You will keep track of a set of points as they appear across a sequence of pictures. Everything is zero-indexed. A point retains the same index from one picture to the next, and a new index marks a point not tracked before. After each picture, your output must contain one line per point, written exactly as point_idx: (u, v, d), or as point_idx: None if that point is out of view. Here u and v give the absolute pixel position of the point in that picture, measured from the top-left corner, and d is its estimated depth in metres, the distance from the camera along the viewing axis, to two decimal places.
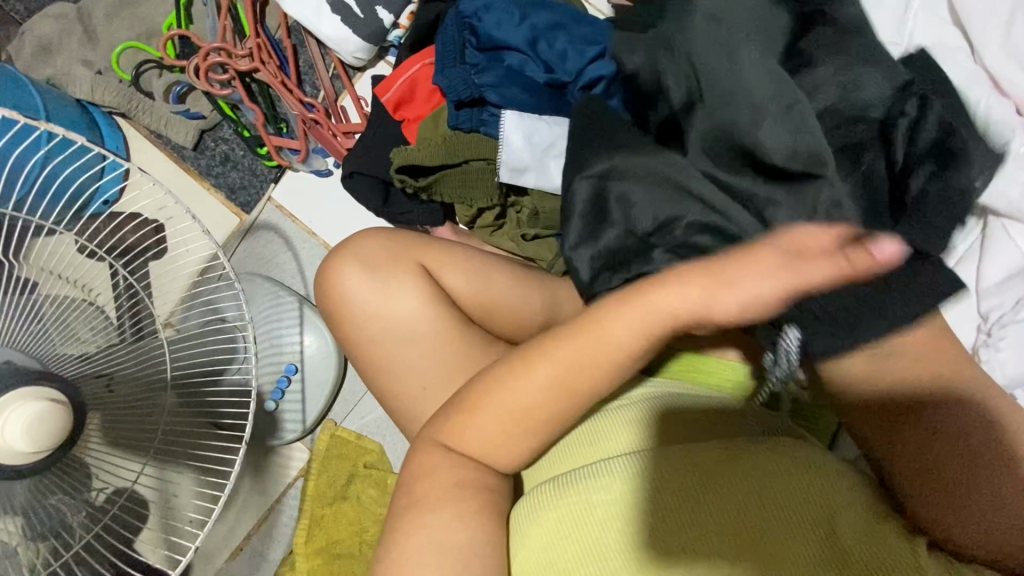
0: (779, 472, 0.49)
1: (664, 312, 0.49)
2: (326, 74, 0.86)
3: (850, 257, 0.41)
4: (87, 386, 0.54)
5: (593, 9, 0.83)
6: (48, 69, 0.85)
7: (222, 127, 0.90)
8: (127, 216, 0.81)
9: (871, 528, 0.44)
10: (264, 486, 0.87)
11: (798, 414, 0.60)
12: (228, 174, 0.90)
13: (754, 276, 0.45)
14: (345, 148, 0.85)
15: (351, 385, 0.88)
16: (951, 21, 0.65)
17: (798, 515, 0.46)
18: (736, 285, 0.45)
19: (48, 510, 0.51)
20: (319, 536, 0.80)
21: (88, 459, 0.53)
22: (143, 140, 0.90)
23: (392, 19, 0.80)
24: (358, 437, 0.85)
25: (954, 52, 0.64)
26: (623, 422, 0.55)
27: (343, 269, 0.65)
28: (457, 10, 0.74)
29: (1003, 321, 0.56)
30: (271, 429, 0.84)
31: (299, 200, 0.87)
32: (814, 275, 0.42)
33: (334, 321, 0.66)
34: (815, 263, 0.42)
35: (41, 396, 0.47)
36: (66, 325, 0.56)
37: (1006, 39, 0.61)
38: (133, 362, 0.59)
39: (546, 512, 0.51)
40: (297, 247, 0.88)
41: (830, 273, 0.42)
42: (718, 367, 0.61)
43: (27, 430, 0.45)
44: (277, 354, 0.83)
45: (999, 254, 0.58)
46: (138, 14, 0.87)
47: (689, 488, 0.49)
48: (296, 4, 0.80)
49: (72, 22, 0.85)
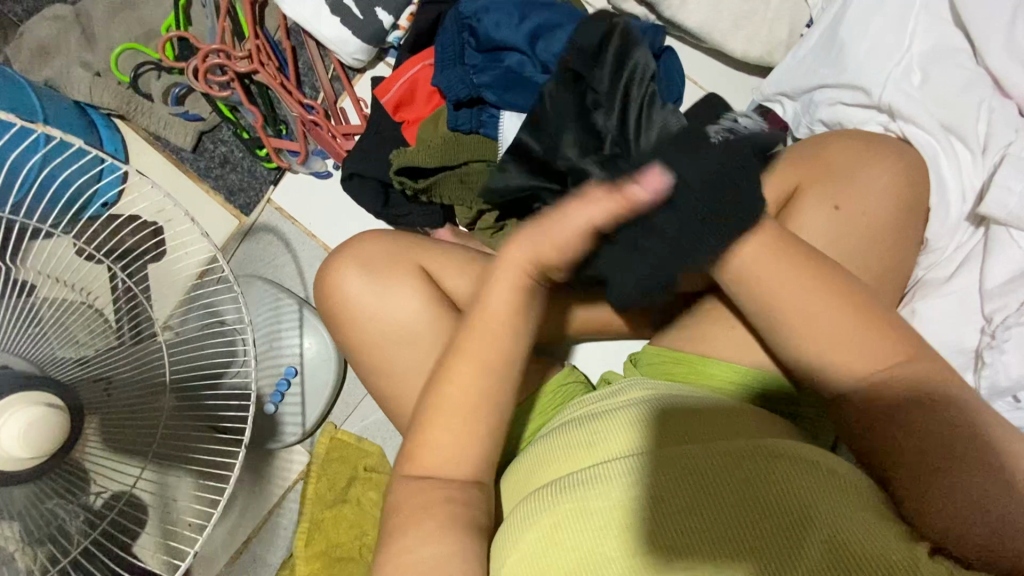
0: (784, 473, 0.47)
1: (499, 311, 0.54)
2: (326, 75, 0.86)
3: (626, 193, 0.47)
4: (85, 390, 0.54)
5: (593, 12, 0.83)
6: (47, 71, 0.85)
7: (222, 129, 0.90)
8: (127, 219, 0.81)
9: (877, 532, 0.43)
10: (265, 488, 0.86)
11: (804, 418, 0.60)
12: (227, 176, 0.90)
13: (582, 211, 0.49)
14: (345, 150, 0.84)
15: (351, 387, 0.87)
16: (953, 21, 0.65)
17: (803, 517, 0.45)
18: (567, 220, 0.50)
19: (47, 515, 0.51)
20: (319, 540, 0.80)
21: (87, 463, 0.53)
22: (142, 141, 0.89)
23: (392, 19, 0.80)
24: (357, 440, 0.84)
25: (955, 53, 0.64)
26: (623, 424, 0.55)
27: (343, 271, 0.64)
28: (456, 11, 0.74)
29: (1008, 323, 0.55)
30: (270, 433, 0.84)
31: (299, 202, 0.87)
32: (596, 212, 0.49)
33: (334, 325, 0.66)
34: (592, 205, 0.49)
35: (39, 401, 0.46)
36: (64, 328, 0.55)
37: (1007, 41, 0.61)
38: (130, 367, 0.59)
39: (541, 520, 0.50)
40: (296, 249, 0.87)
41: (609, 206, 0.48)
42: (720, 369, 0.61)
43: (21, 439, 0.44)
44: (276, 356, 0.83)
45: (1004, 255, 0.58)
46: (137, 15, 0.87)
47: (691, 492, 0.48)
48: (295, 6, 0.80)
49: (70, 24, 0.85)
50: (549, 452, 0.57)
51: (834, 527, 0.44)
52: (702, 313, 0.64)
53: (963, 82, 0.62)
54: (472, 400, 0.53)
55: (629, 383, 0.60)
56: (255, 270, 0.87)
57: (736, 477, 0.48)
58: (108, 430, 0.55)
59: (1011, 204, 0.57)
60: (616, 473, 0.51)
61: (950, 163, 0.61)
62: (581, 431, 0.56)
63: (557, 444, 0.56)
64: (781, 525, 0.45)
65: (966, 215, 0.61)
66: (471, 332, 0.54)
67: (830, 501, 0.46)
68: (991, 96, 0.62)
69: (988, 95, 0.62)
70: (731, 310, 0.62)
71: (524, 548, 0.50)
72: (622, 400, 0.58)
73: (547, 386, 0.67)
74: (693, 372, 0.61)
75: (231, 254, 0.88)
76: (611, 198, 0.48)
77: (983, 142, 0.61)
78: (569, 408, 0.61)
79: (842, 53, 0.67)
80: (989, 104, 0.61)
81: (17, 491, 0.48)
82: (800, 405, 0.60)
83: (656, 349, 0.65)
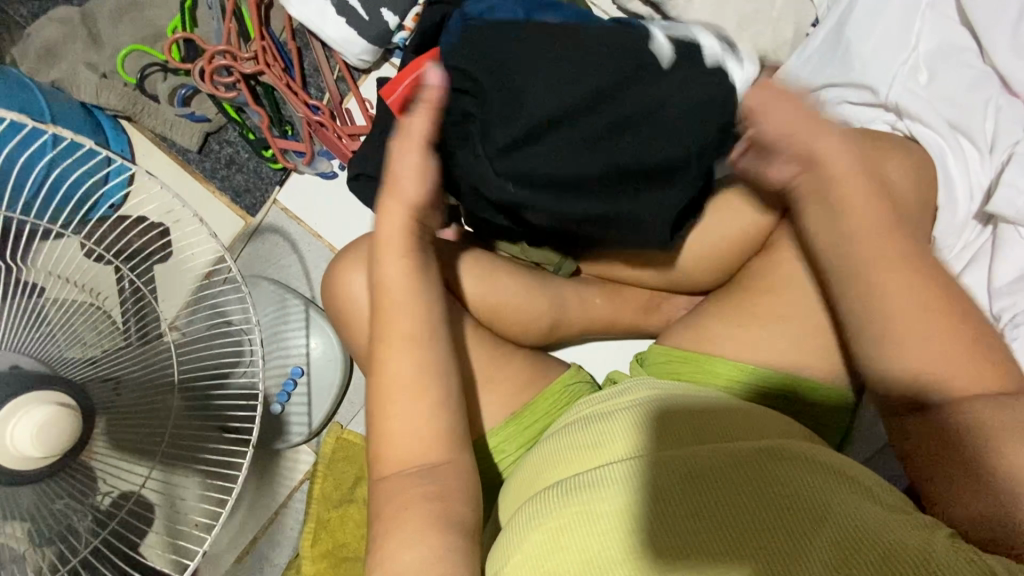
0: (793, 474, 0.47)
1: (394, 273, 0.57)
2: (331, 75, 0.86)
3: (424, 98, 0.57)
4: (94, 390, 0.54)
5: (598, 12, 0.84)
6: (53, 73, 0.85)
7: (227, 130, 0.90)
8: (133, 220, 0.81)
9: (887, 530, 0.43)
10: (271, 488, 0.87)
11: (812, 418, 0.60)
12: (232, 177, 0.90)
13: (405, 158, 0.57)
14: (350, 151, 0.84)
15: (357, 387, 0.87)
16: (960, 20, 0.65)
17: (814, 518, 0.45)
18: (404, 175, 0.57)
19: (56, 514, 0.51)
20: (325, 539, 0.80)
21: (94, 463, 0.53)
22: (148, 143, 0.89)
23: (397, 20, 0.80)
24: (364, 440, 0.84)
25: (962, 51, 0.64)
26: (630, 425, 0.55)
27: (350, 271, 0.65)
28: (461, 12, 0.73)
29: (1017, 320, 0.56)
30: (276, 433, 0.84)
31: (304, 202, 0.87)
32: (419, 125, 0.57)
33: (341, 325, 0.66)
34: (415, 122, 0.57)
35: (50, 400, 0.46)
36: (71, 328, 0.56)
37: (1013, 39, 0.61)
38: (137, 366, 0.59)
39: (549, 520, 0.51)
40: (302, 250, 0.87)
41: (423, 118, 0.57)
42: (728, 368, 0.61)
43: (35, 438, 0.45)
44: (282, 356, 0.83)
45: (1013, 253, 0.58)
46: (143, 17, 0.87)
47: (701, 493, 0.48)
48: (301, 7, 0.80)
49: (77, 26, 0.86)
50: (555, 453, 0.57)
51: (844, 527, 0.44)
52: (708, 312, 0.64)
53: (970, 81, 0.63)
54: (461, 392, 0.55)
55: (636, 383, 0.60)
56: (261, 270, 0.88)
57: (745, 479, 0.48)
58: (117, 430, 0.55)
59: (1019, 202, 0.57)
60: (623, 474, 0.51)
61: (958, 161, 0.61)
62: (587, 432, 0.56)
63: (565, 444, 0.57)
64: (790, 525, 0.45)
65: (973, 213, 0.61)
66: (389, 317, 0.57)
67: (839, 500, 0.46)
68: (998, 94, 0.62)
69: (995, 94, 0.62)
70: (737, 309, 0.62)
71: (533, 547, 0.50)
72: (627, 400, 0.58)
73: (553, 386, 0.67)
74: (700, 371, 0.61)
75: (236, 255, 0.89)
76: (421, 109, 0.58)
77: (990, 141, 0.61)
78: (574, 408, 0.62)
79: (848, 51, 0.67)
80: (997, 103, 0.61)
81: (25, 490, 0.48)
82: (807, 404, 0.60)
83: (663, 348, 0.65)
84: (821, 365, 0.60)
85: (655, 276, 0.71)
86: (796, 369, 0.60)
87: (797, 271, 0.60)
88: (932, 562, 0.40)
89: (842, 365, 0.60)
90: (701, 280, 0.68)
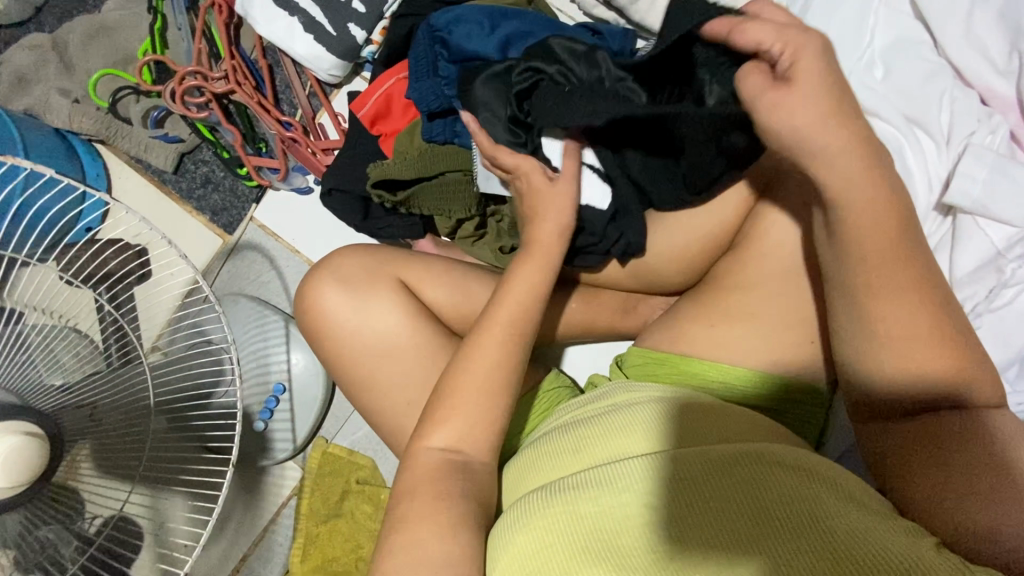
0: (773, 477, 0.46)
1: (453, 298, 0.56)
2: (303, 91, 0.86)
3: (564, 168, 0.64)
4: (69, 417, 0.53)
5: (564, 18, 0.83)
6: (26, 99, 0.85)
7: (201, 149, 0.90)
8: (107, 243, 0.81)
9: (876, 530, 0.42)
10: (258, 506, 0.87)
11: (788, 414, 0.61)
12: (209, 197, 0.90)
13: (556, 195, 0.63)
14: (324, 165, 0.84)
15: (340, 402, 0.88)
16: (914, 15, 0.67)
17: (800, 522, 0.43)
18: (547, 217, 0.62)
19: (38, 544, 0.51)
20: (314, 555, 0.82)
21: (78, 491, 0.53)
22: (123, 166, 0.90)
23: (365, 35, 0.81)
24: (349, 453, 0.85)
25: (917, 45, 0.66)
26: (610, 430, 0.54)
27: (323, 286, 0.65)
28: (428, 24, 0.73)
29: (978, 312, 0.60)
30: (260, 450, 0.84)
31: (283, 219, 0.88)
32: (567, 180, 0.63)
33: (315, 339, 0.66)
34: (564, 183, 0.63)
35: (17, 431, 0.46)
36: (51, 354, 0.56)
37: (965, 32, 0.64)
38: (115, 391, 0.59)
39: (526, 526, 0.49)
40: (281, 265, 0.88)
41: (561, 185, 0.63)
42: (706, 368, 0.61)
43: (5, 464, 0.45)
44: (264, 374, 0.83)
45: (971, 244, 0.60)
46: (114, 41, 0.88)
47: (685, 497, 0.47)
48: (268, 26, 0.82)
49: (48, 53, 0.86)
50: (536, 459, 0.56)
51: (834, 530, 0.42)
52: (681, 313, 0.65)
53: (927, 74, 0.65)
54: (452, 370, 0.55)
55: (616, 387, 0.60)
56: (241, 288, 0.88)
57: (727, 481, 0.47)
58: (99, 456, 0.55)
59: (975, 192, 0.59)
60: (605, 475, 0.50)
61: (916, 153, 0.63)
62: (569, 435, 0.56)
63: (544, 451, 0.56)
64: (778, 527, 0.43)
65: (934, 204, 0.63)
66: None
67: (818, 497, 0.45)
68: (953, 86, 0.64)
69: (950, 86, 0.64)
70: (710, 308, 0.62)
71: (509, 554, 0.48)
72: (608, 404, 0.58)
73: (530, 393, 0.67)
74: (676, 371, 0.62)
75: (215, 275, 0.89)
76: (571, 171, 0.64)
77: (946, 133, 0.63)
78: (555, 415, 0.61)
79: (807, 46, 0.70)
80: (954, 92, 0.64)
81: (9, 517, 0.48)
82: (782, 400, 0.60)
83: (640, 351, 0.65)
84: (794, 361, 0.60)
85: (630, 278, 0.71)
86: (773, 366, 0.60)
87: (766, 270, 0.60)
88: (917, 566, 0.39)
89: (816, 359, 0.60)
90: (674, 282, 0.69)
